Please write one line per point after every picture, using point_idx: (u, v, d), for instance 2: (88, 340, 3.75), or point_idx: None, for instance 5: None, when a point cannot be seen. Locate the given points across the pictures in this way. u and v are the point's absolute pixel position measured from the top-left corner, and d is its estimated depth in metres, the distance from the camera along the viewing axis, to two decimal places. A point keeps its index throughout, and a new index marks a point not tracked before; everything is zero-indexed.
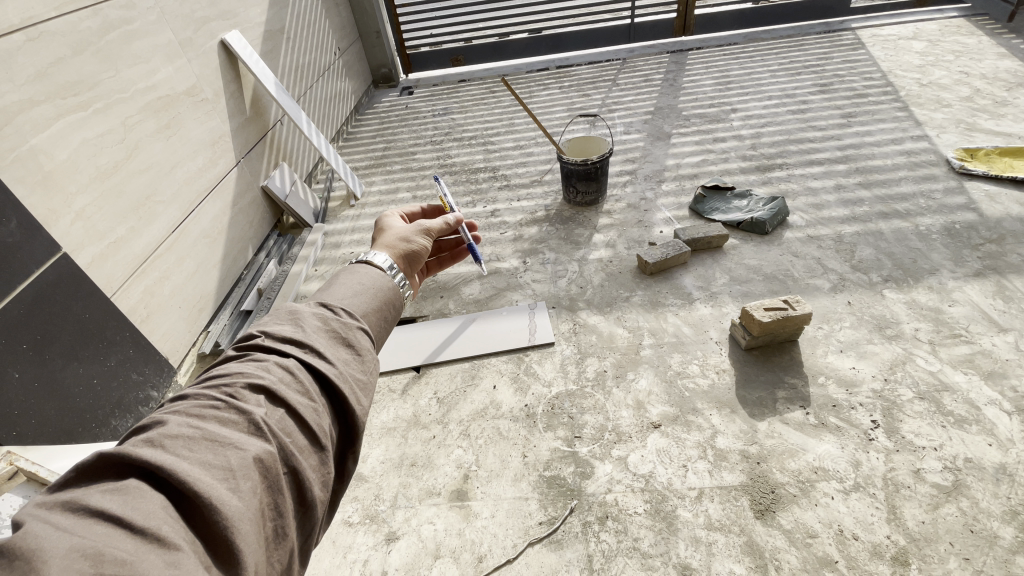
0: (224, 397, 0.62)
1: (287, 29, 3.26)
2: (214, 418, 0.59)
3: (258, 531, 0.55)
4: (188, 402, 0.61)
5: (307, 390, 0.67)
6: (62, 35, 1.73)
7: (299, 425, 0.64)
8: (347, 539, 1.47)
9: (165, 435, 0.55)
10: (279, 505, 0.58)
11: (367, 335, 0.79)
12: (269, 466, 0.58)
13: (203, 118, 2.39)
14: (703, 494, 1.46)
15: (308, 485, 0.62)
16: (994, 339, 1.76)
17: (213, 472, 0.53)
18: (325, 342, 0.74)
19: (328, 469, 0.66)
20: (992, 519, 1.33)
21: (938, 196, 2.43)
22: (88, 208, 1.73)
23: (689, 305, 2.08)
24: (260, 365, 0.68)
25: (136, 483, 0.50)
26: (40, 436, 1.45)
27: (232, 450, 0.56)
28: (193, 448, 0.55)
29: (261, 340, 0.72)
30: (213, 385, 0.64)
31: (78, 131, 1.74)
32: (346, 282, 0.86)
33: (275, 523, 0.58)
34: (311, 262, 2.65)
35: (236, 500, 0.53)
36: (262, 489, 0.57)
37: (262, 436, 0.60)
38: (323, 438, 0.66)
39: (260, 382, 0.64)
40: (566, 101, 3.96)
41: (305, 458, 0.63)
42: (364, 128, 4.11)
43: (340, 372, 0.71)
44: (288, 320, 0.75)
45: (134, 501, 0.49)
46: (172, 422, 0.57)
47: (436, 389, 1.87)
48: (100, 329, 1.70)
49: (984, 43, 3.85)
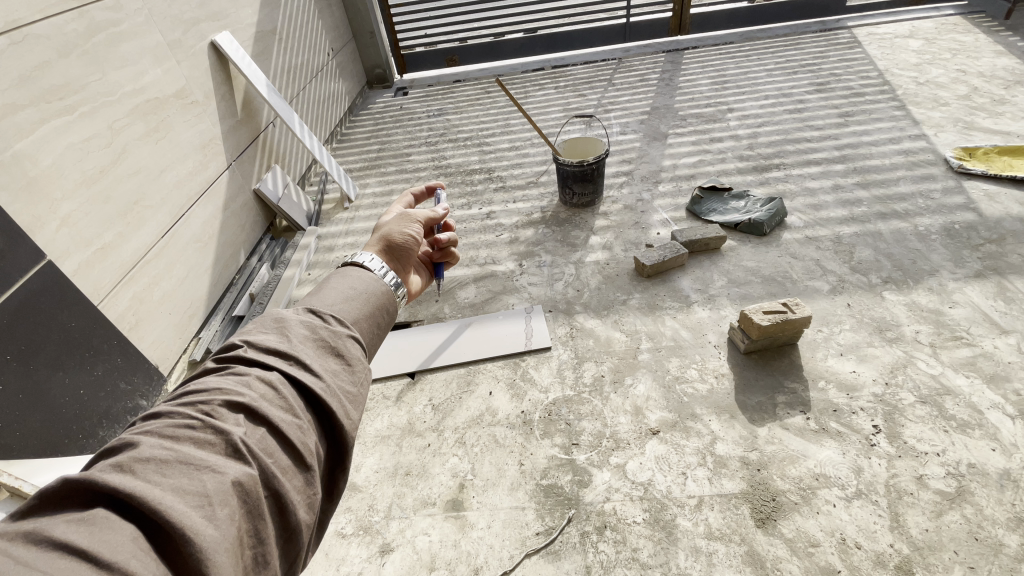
0: (200, 416, 0.58)
1: (279, 30, 3.22)
2: (188, 440, 0.56)
3: (236, 559, 0.52)
4: (162, 420, 0.58)
5: (291, 407, 0.64)
6: (46, 38, 1.69)
7: (282, 444, 0.61)
8: (340, 551, 1.44)
9: (135, 458, 0.52)
10: (259, 531, 0.55)
11: (358, 344, 0.76)
12: (249, 490, 0.55)
13: (193, 121, 2.36)
14: (703, 502, 1.44)
15: (292, 509, 0.59)
16: (995, 341, 1.74)
17: (188, 499, 0.50)
18: (312, 353, 0.71)
19: (314, 489, 0.63)
20: (997, 527, 1.31)
21: (937, 196, 2.42)
22: (74, 214, 1.70)
23: (688, 308, 2.06)
24: (241, 379, 0.64)
25: (104, 512, 0.47)
26: (25, 449, 1.41)
27: (208, 474, 0.53)
28: (166, 472, 0.52)
29: (244, 351, 0.69)
30: (189, 401, 0.60)
31: (63, 136, 1.70)
32: (337, 287, 0.83)
33: (254, 550, 0.55)
34: (303, 266, 2.62)
35: (212, 528, 0.50)
36: (241, 515, 0.54)
37: (241, 456, 0.57)
38: (309, 456, 0.63)
39: (240, 399, 0.61)
40: (561, 101, 3.94)
41: (288, 479, 0.60)
42: (358, 129, 4.07)
43: (327, 385, 0.68)
44: (274, 330, 0.72)
45: (102, 532, 0.46)
46: (144, 443, 0.53)
47: (431, 396, 1.84)
48: (87, 338, 1.66)
49: (981, 42, 3.84)
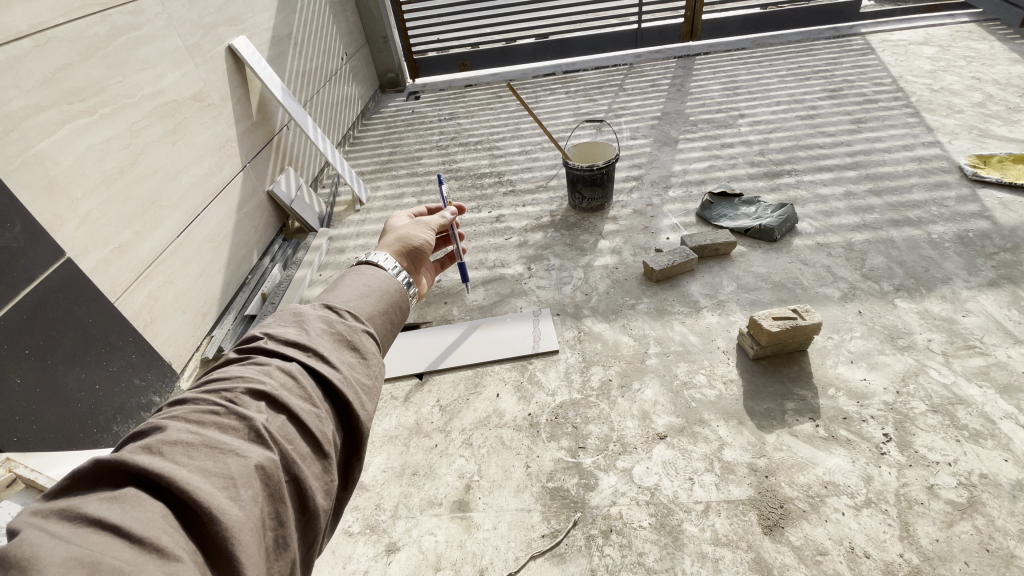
0: (224, 402, 0.60)
1: (294, 35, 3.27)
2: (213, 425, 0.57)
3: (259, 540, 0.53)
4: (189, 406, 0.60)
5: (310, 396, 0.66)
6: (68, 41, 1.73)
7: (301, 432, 0.63)
8: (347, 549, 1.45)
9: (163, 440, 0.53)
10: (280, 514, 0.56)
11: (372, 339, 0.77)
12: (271, 473, 0.56)
13: (209, 123, 2.40)
14: (710, 508, 1.43)
15: (310, 494, 0.60)
16: (1009, 351, 1.72)
17: (214, 480, 0.52)
18: (329, 346, 0.72)
19: (331, 477, 0.64)
20: (1008, 537, 1.29)
21: (951, 204, 2.39)
22: (93, 214, 1.73)
23: (696, 313, 2.05)
24: (262, 369, 0.66)
25: (134, 491, 0.49)
26: (41, 442, 1.44)
27: (233, 457, 0.55)
28: (192, 454, 0.53)
29: (264, 343, 0.70)
30: (213, 389, 0.62)
31: (84, 137, 1.74)
32: (351, 284, 0.85)
33: (276, 532, 0.56)
34: (315, 267, 2.65)
35: (237, 508, 0.51)
36: (264, 497, 0.55)
37: (263, 442, 0.58)
38: (326, 445, 0.64)
39: (262, 387, 0.62)
40: (572, 105, 3.95)
41: (307, 465, 0.61)
42: (370, 132, 4.12)
43: (344, 377, 0.69)
44: (292, 323, 0.74)
45: (133, 510, 0.47)
46: (172, 427, 0.55)
47: (438, 397, 1.86)
48: (103, 334, 1.69)
49: (997, 49, 3.80)
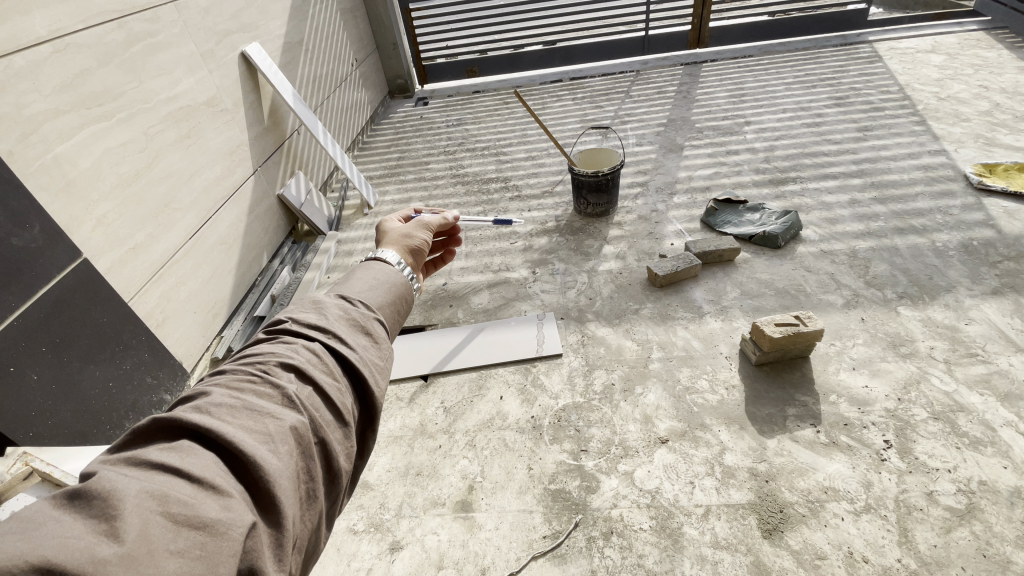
0: (259, 372, 0.64)
1: (305, 41, 3.33)
2: (251, 390, 0.61)
3: (295, 491, 0.57)
4: (227, 375, 0.64)
5: (332, 371, 0.69)
6: (87, 47, 1.78)
7: (326, 402, 0.66)
8: (351, 546, 1.48)
9: (209, 403, 0.57)
10: (311, 470, 0.60)
11: (382, 326, 0.80)
12: (303, 435, 0.60)
13: (222, 128, 2.45)
14: (710, 512, 1.44)
15: (335, 456, 0.64)
16: (1012, 359, 1.72)
17: (255, 435, 0.55)
18: (346, 330, 0.75)
19: (351, 443, 0.68)
20: (1006, 545, 1.29)
21: (955, 212, 2.40)
22: (109, 215, 1.78)
23: (699, 318, 2.07)
24: (290, 346, 0.70)
25: (188, 442, 0.53)
26: (54, 438, 1.48)
27: (270, 418, 0.58)
28: (235, 414, 0.57)
29: (288, 324, 0.74)
30: (248, 361, 0.66)
31: (102, 140, 1.79)
32: (362, 277, 0.88)
33: (308, 486, 0.59)
34: (324, 269, 2.69)
35: (276, 460, 0.55)
36: (297, 454, 0.59)
37: (295, 408, 0.62)
38: (348, 415, 0.67)
39: (291, 360, 0.66)
40: (578, 112, 3.99)
41: (332, 432, 0.65)
42: (379, 137, 4.17)
43: (361, 357, 0.72)
44: (312, 309, 0.77)
45: (189, 457, 0.51)
46: (215, 392, 0.59)
47: (443, 399, 1.88)
48: (117, 332, 1.74)
49: (1004, 57, 3.80)
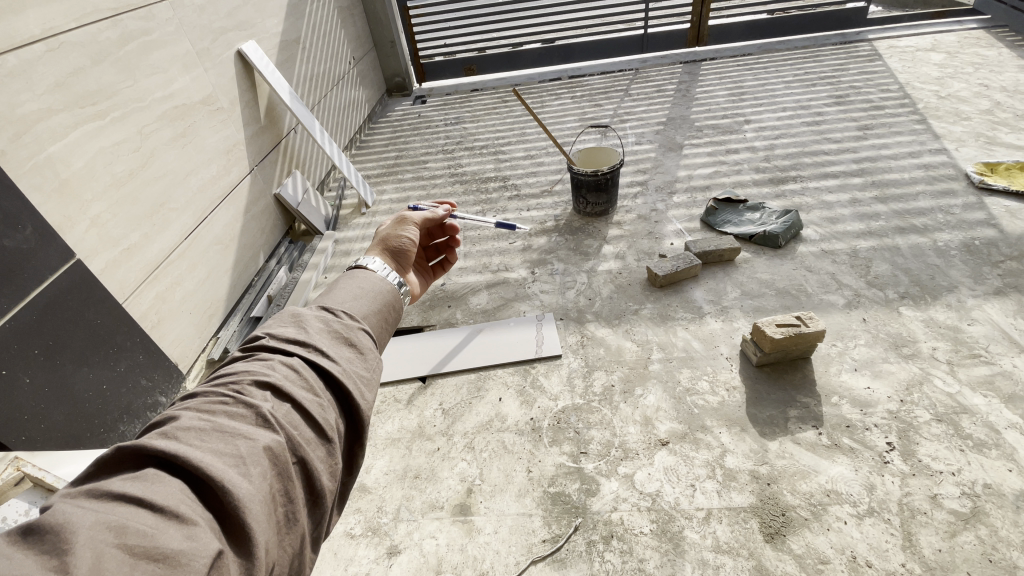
0: (232, 394, 0.63)
1: (302, 39, 3.30)
2: (223, 412, 0.60)
3: (269, 514, 0.56)
4: (199, 398, 0.63)
5: (311, 386, 0.68)
6: (80, 46, 1.76)
7: (305, 418, 0.65)
8: (348, 551, 1.46)
9: (178, 427, 0.56)
10: (288, 491, 0.59)
11: (368, 336, 0.79)
12: (278, 454, 0.59)
13: (217, 127, 2.43)
14: (711, 515, 1.43)
15: (316, 475, 0.63)
16: (1015, 360, 1.71)
17: (225, 459, 0.55)
18: (328, 342, 0.74)
19: (335, 459, 0.67)
20: (1011, 549, 1.28)
21: (957, 211, 2.38)
22: (103, 216, 1.76)
23: (700, 319, 2.05)
24: (266, 363, 0.69)
25: (153, 470, 0.52)
26: (47, 442, 1.46)
27: (242, 440, 0.58)
28: (204, 438, 0.56)
29: (266, 341, 0.73)
30: (220, 383, 0.65)
31: (95, 140, 1.77)
32: (346, 287, 0.87)
33: (285, 508, 0.59)
34: (321, 270, 2.67)
35: (247, 482, 0.54)
36: (272, 475, 0.58)
37: (270, 427, 0.61)
38: (329, 430, 0.67)
39: (267, 378, 0.65)
40: (577, 110, 3.96)
41: (312, 449, 0.64)
42: (377, 136, 4.15)
43: (343, 369, 0.71)
44: (291, 323, 0.76)
45: (153, 485, 0.50)
46: (184, 416, 0.58)
47: (441, 400, 1.86)
48: (111, 335, 1.71)
49: (1005, 56, 3.79)
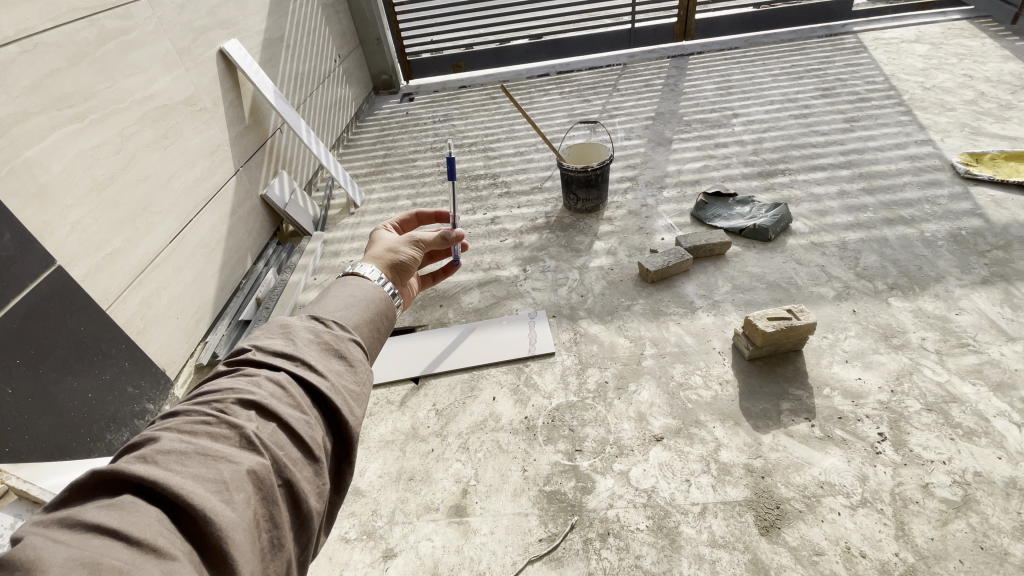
0: (215, 412, 0.61)
1: (286, 37, 3.25)
2: (205, 433, 0.59)
3: (253, 541, 0.55)
4: (180, 417, 0.61)
5: (299, 403, 0.67)
6: (56, 47, 1.71)
7: (292, 438, 0.64)
8: (344, 556, 1.44)
9: (157, 450, 0.55)
10: (273, 516, 0.58)
11: (359, 347, 0.78)
12: (263, 478, 0.58)
13: (201, 127, 2.38)
14: (707, 510, 1.43)
15: (303, 497, 0.62)
16: (1002, 348, 1.73)
17: (207, 485, 0.53)
18: (317, 355, 0.73)
19: (323, 479, 0.66)
20: (1002, 535, 1.30)
21: (944, 201, 2.40)
22: (84, 220, 1.72)
23: (692, 313, 2.06)
24: (251, 379, 0.67)
25: (131, 497, 0.51)
26: (33, 453, 1.43)
27: (225, 463, 0.56)
28: (186, 462, 0.55)
29: (252, 354, 0.71)
30: (204, 400, 0.63)
31: (74, 143, 1.72)
32: (338, 294, 0.86)
33: (270, 534, 0.58)
34: (310, 271, 2.64)
35: (230, 510, 0.53)
36: (256, 500, 0.57)
37: (254, 449, 0.60)
38: (317, 450, 0.66)
39: (251, 397, 0.64)
40: (566, 106, 3.95)
41: (299, 470, 0.63)
42: (364, 134, 4.11)
43: (331, 384, 0.70)
44: (279, 334, 0.75)
45: (129, 515, 0.49)
46: (165, 438, 0.57)
47: (434, 401, 1.85)
48: (95, 343, 1.68)
49: (988, 46, 3.82)
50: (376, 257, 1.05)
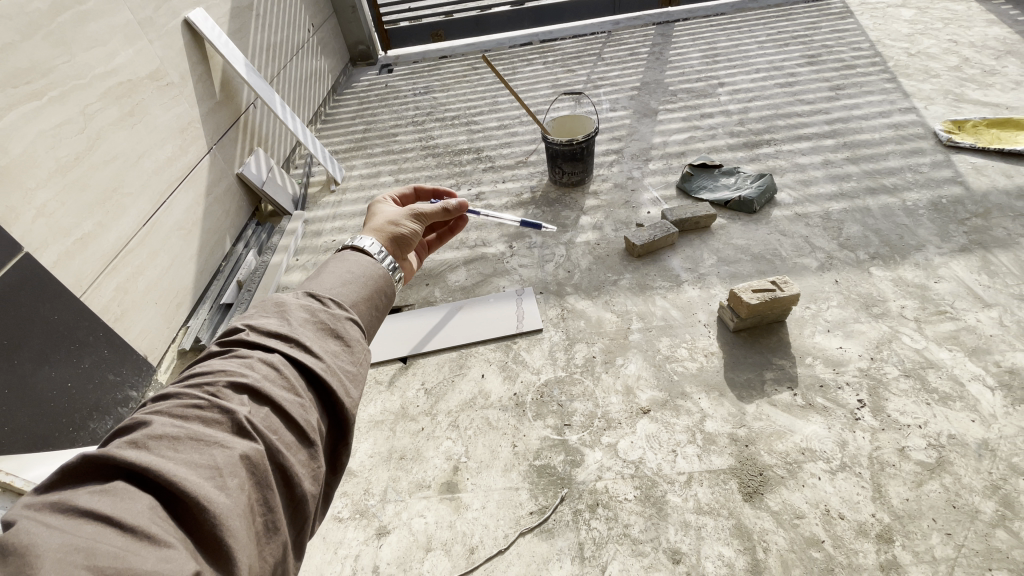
0: (207, 396, 0.60)
1: (256, 6, 3.10)
2: (197, 417, 0.58)
3: (248, 526, 0.54)
4: (171, 400, 0.60)
5: (293, 386, 0.66)
6: (7, 18, 1.60)
7: (286, 422, 0.63)
8: (337, 535, 1.46)
9: (149, 435, 0.54)
10: (268, 500, 0.58)
11: (356, 326, 0.77)
12: (257, 463, 0.57)
13: (169, 104, 2.28)
14: (693, 478, 1.47)
15: (297, 481, 0.61)
16: (978, 315, 1.77)
17: (201, 471, 0.52)
18: (312, 335, 0.71)
19: (318, 462, 0.65)
20: (973, 494, 1.35)
21: (926, 170, 2.42)
22: (50, 204, 1.65)
23: (678, 287, 2.07)
24: (244, 361, 0.66)
25: (123, 484, 0.50)
26: (12, 445, 1.40)
27: (218, 449, 0.55)
28: (178, 448, 0.54)
29: (245, 335, 0.70)
30: (196, 382, 0.62)
31: (33, 123, 1.64)
32: (335, 271, 0.84)
33: (265, 518, 0.57)
34: (292, 251, 2.58)
35: (224, 497, 0.52)
36: (251, 486, 0.56)
37: (249, 433, 0.59)
38: (311, 433, 0.65)
39: (244, 380, 0.62)
40: (550, 77, 3.86)
41: (293, 454, 0.62)
42: (343, 108, 3.98)
43: (326, 366, 0.69)
44: (274, 313, 0.73)
45: (122, 501, 0.48)
46: (156, 422, 0.55)
47: (423, 380, 1.85)
48: (71, 331, 1.63)
49: (973, 10, 3.80)
50: (376, 229, 1.02)
